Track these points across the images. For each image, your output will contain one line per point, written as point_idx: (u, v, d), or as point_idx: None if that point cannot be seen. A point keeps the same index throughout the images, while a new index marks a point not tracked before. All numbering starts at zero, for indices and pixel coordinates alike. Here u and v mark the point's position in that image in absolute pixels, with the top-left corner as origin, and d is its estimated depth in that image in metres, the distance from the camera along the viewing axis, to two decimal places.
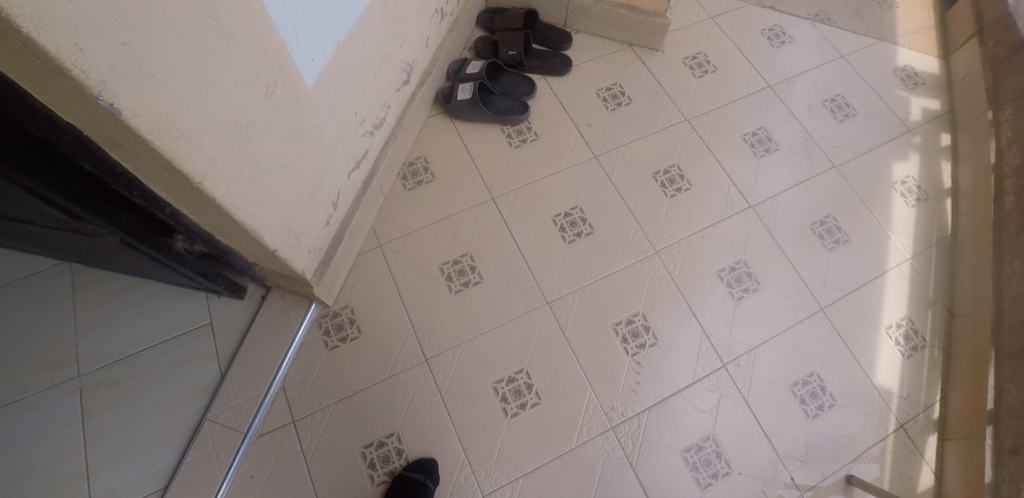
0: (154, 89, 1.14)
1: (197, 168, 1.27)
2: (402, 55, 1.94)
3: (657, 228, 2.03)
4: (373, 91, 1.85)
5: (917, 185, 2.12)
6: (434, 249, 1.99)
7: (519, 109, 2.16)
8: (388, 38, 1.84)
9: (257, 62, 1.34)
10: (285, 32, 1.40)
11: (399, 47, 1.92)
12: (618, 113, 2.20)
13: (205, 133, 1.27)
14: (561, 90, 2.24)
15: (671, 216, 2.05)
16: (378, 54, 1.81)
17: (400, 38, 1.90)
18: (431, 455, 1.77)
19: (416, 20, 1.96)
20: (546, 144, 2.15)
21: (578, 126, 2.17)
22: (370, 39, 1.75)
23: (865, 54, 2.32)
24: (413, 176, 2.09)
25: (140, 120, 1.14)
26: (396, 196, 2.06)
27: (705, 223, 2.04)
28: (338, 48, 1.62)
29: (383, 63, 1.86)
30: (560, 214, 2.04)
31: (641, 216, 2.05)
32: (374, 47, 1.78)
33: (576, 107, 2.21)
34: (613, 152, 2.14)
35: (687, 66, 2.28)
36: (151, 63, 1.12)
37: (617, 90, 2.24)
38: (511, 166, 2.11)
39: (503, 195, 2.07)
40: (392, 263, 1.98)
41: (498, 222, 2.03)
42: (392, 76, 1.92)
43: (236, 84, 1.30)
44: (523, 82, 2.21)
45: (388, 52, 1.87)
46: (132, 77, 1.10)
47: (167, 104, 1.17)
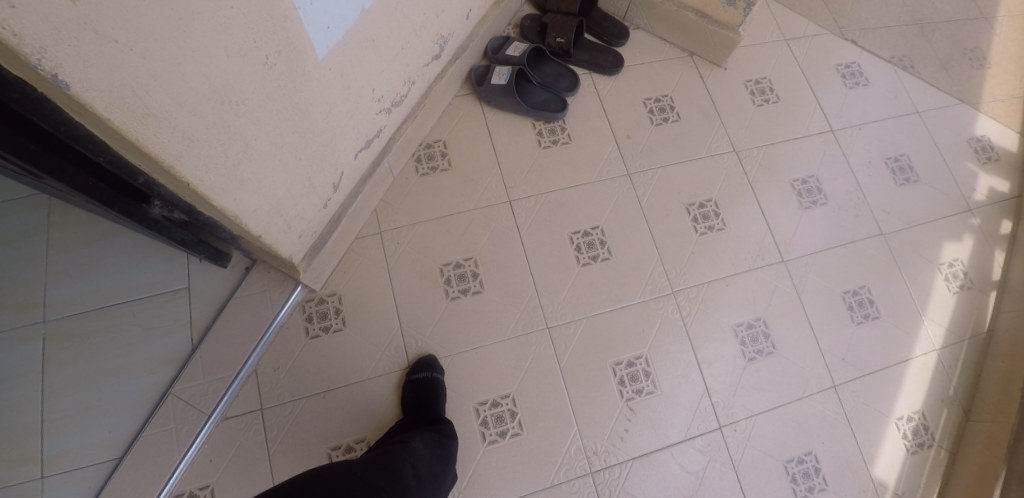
0: (113, 56, 0.93)
1: (168, 151, 1.08)
2: (437, 27, 1.72)
3: (680, 266, 1.87)
4: (397, 66, 1.64)
5: (964, 271, 1.97)
6: (437, 248, 1.84)
7: (556, 106, 1.96)
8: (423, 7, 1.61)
9: (259, 28, 1.12)
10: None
11: (434, 18, 1.69)
12: (662, 130, 2.00)
13: (181, 111, 1.06)
14: (605, 92, 2.03)
15: (696, 255, 1.88)
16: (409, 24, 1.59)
17: (437, 8, 1.67)
18: (432, 352, 1.75)
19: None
20: (579, 151, 1.95)
21: (617, 137, 1.98)
22: (403, 7, 1.52)
23: (942, 115, 2.12)
24: (428, 161, 1.92)
25: (93, 96, 0.94)
26: (406, 181, 1.90)
27: (734, 270, 1.88)
28: (362, 15, 1.38)
29: (413, 34, 1.63)
30: (578, 232, 1.87)
31: (664, 250, 1.88)
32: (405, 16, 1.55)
33: (618, 115, 2.01)
34: (650, 173, 1.96)
35: (748, 90, 2.07)
36: (112, 26, 0.90)
37: (666, 103, 2.03)
38: (535, 169, 1.93)
39: (521, 199, 1.90)
40: (390, 255, 1.83)
41: (510, 229, 1.87)
42: (421, 50, 1.71)
43: (228, 54, 1.08)
44: (566, 75, 2.00)
45: (422, 22, 1.64)
46: (85, 41, 0.89)
47: (131, 76, 0.96)
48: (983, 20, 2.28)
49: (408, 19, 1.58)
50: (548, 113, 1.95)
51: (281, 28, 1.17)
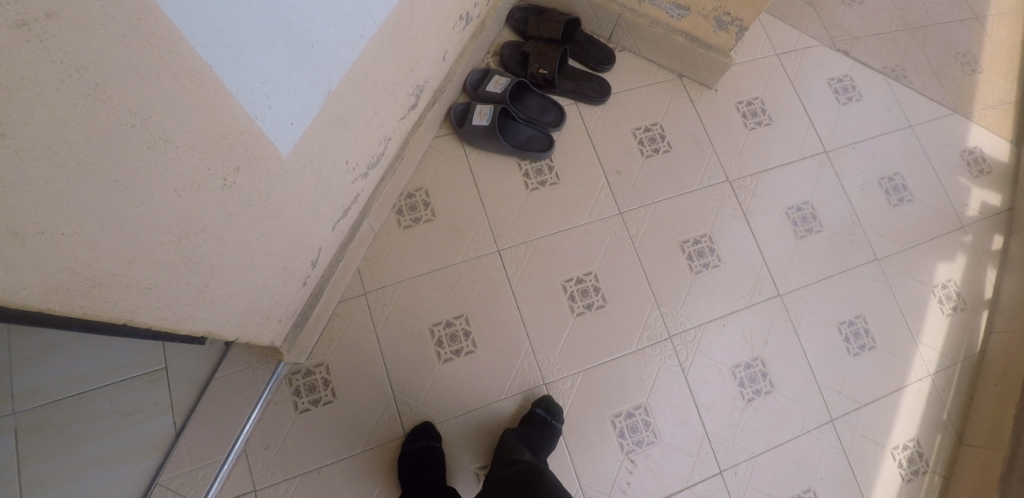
0: (40, 251, 0.82)
1: (124, 307, 0.99)
2: (411, 79, 1.61)
3: (675, 308, 1.80)
4: (370, 129, 1.52)
5: (957, 292, 1.91)
6: (426, 306, 1.76)
7: (542, 144, 1.86)
8: (394, 66, 1.49)
9: (209, 154, 1.01)
10: (255, 104, 1.06)
11: (406, 72, 1.56)
12: (653, 162, 1.92)
13: (133, 267, 0.96)
14: (593, 123, 1.93)
15: (692, 296, 1.82)
16: (381, 88, 1.48)
17: (408, 61, 1.55)
18: (428, 418, 1.69)
19: (432, 36, 1.61)
20: (567, 191, 1.88)
21: (606, 172, 1.90)
22: (372, 74, 1.41)
23: (936, 126, 2.06)
24: (411, 212, 1.83)
25: (30, 293, 0.84)
26: (390, 235, 1.81)
27: (732, 306, 1.82)
28: (325, 98, 1.27)
29: (386, 95, 1.52)
30: (571, 279, 1.80)
31: (659, 292, 1.81)
32: (375, 82, 1.44)
33: (604, 148, 1.92)
34: (642, 210, 1.88)
35: (740, 112, 1.98)
36: (36, 221, 0.79)
37: (656, 131, 1.95)
38: (524, 213, 1.85)
39: (510, 248, 1.82)
40: (377, 318, 1.75)
41: (501, 280, 1.79)
42: (396, 106, 1.60)
43: (178, 195, 0.98)
44: (551, 109, 1.90)
45: (394, 81, 1.52)
46: (4, 247, 0.78)
47: (67, 258, 0.85)
48: (974, 20, 2.21)
49: (379, 82, 1.46)
50: (534, 152, 1.85)
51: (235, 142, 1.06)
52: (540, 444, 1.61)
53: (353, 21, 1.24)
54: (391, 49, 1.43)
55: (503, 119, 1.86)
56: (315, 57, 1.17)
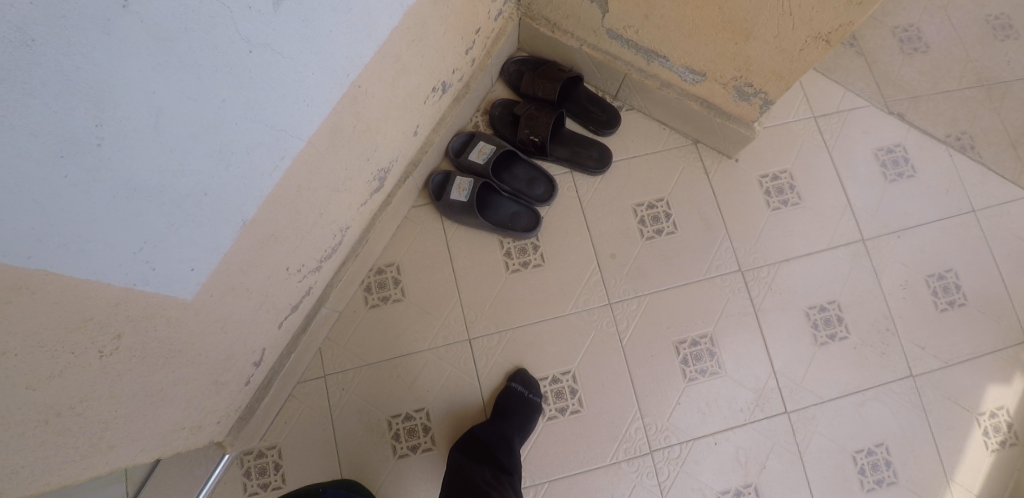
0: None
1: None
2: (372, 167, 1.41)
3: (662, 419, 1.65)
4: (319, 231, 1.36)
5: (1009, 422, 1.61)
6: (384, 395, 1.66)
7: (527, 222, 1.65)
8: (345, 166, 1.30)
9: (67, 339, 0.92)
10: (129, 272, 0.92)
11: (365, 163, 1.37)
12: (654, 246, 1.68)
13: None
14: (588, 197, 1.70)
15: (682, 408, 1.65)
16: (327, 192, 1.29)
17: (366, 153, 1.34)
18: None
19: (400, 120, 1.40)
20: (551, 276, 1.68)
21: (598, 256, 1.69)
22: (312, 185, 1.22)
23: (1005, 213, 1.68)
24: (378, 289, 1.69)
25: None
26: (355, 315, 1.69)
27: (725, 423, 1.64)
28: (238, 231, 1.10)
29: (336, 194, 1.33)
30: (546, 378, 1.66)
31: (644, 402, 1.66)
32: (321, 190, 1.27)
33: (598, 228, 1.69)
34: (634, 300, 1.67)
35: (763, 188, 1.70)
36: None
37: (661, 209, 1.70)
38: (502, 298, 1.68)
39: (482, 337, 1.67)
40: (334, 403, 1.66)
41: (468, 373, 1.66)
42: (354, 198, 1.41)
43: (28, 389, 0.90)
44: (539, 181, 1.67)
45: (347, 179, 1.33)
46: None
47: None
48: None
49: (325, 188, 1.28)
50: (516, 231, 1.64)
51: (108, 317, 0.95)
52: (514, 430, 1.58)
53: (272, 149, 1.03)
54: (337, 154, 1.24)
55: (483, 193, 1.65)
56: (213, 202, 0.98)
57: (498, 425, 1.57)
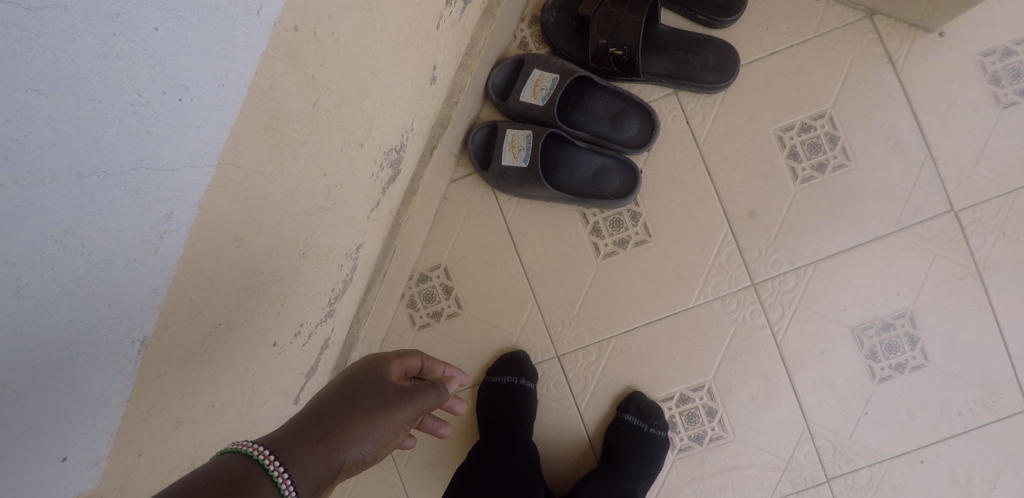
0: None
1: None
2: (383, 153, 0.82)
3: (840, 436, 1.17)
4: (314, 281, 0.81)
5: None
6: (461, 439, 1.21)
7: (619, 182, 1.08)
8: (334, 175, 0.72)
9: None
10: None
11: (372, 153, 0.79)
12: (817, 191, 1.10)
13: None
14: (705, 129, 1.11)
15: (870, 419, 1.16)
16: (307, 226, 0.72)
17: (367, 139, 0.75)
18: None
19: (411, 63, 0.79)
20: (665, 253, 1.12)
21: (731, 216, 1.11)
22: (270, 227, 0.65)
23: None
24: (426, 303, 1.17)
25: None
26: (400, 343, 1.17)
27: (935, 434, 1.14)
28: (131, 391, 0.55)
29: (328, 219, 0.76)
30: (672, 398, 1.16)
31: (812, 416, 1.16)
32: (294, 229, 0.70)
33: (725, 173, 1.11)
34: (796, 275, 1.12)
35: (989, 73, 1.07)
36: None
37: (822, 131, 1.09)
38: (599, 295, 1.13)
39: (575, 354, 1.15)
40: (397, 456, 1.21)
41: (563, 404, 1.17)
42: (363, 209, 0.86)
43: None
44: (630, 117, 1.09)
45: (340, 190, 0.75)
46: None
47: None
48: None
49: (305, 220, 0.71)
50: (605, 198, 1.07)
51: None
52: (632, 484, 1.12)
53: (126, 240, 0.45)
54: (312, 165, 0.66)
55: (548, 149, 1.10)
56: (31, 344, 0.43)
57: (607, 481, 1.11)
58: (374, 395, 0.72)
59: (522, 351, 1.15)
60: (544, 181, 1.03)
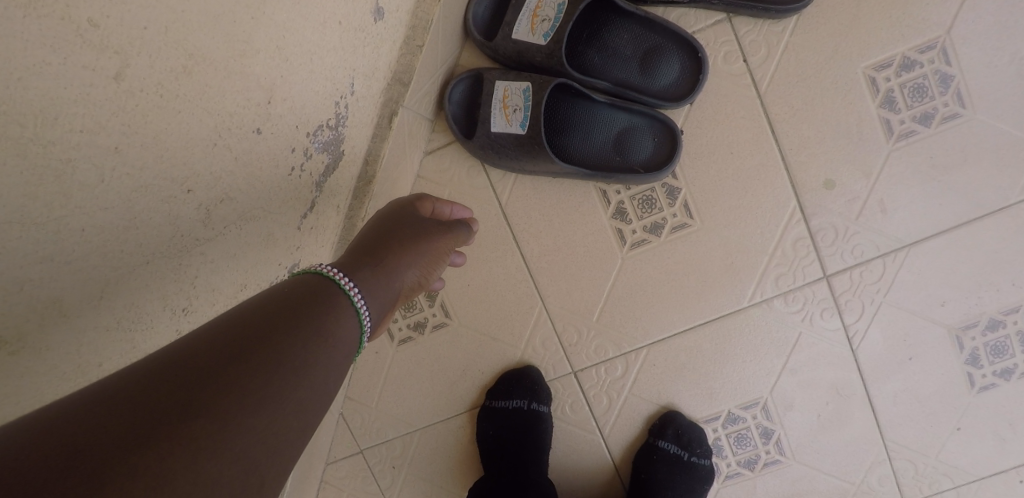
0: None
1: None
2: (308, 135, 0.57)
3: (927, 455, 0.92)
4: None
5: None
6: (462, 471, 0.95)
7: (652, 147, 0.79)
8: (206, 193, 0.47)
9: None
10: None
11: (284, 139, 0.54)
12: (920, 150, 0.82)
13: None
14: (769, 67, 0.81)
15: (965, 435, 0.91)
16: (173, 275, 0.48)
17: (268, 121, 0.51)
18: None
19: None
20: (714, 242, 0.84)
21: (802, 186, 0.83)
22: (82, 308, 0.40)
23: None
24: (406, 312, 0.91)
25: None
26: (377, 362, 0.93)
27: None
28: None
29: (217, 253, 0.52)
30: (719, 419, 0.91)
31: (891, 433, 0.92)
32: (148, 287, 0.45)
33: (795, 130, 0.82)
34: (885, 261, 0.85)
35: None
36: None
37: (933, 67, 0.80)
38: (627, 293, 0.86)
39: (597, 369, 0.89)
40: (386, 489, 0.96)
41: (583, 429, 0.92)
42: (289, 219, 0.61)
43: None
44: (667, 57, 0.79)
45: (228, 208, 0.51)
46: None
47: None
48: None
49: (169, 269, 0.47)
50: (633, 171, 0.79)
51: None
52: None
53: None
54: (153, 189, 0.42)
55: (553, 105, 0.80)
56: None
57: None
58: (409, 226, 0.67)
59: (533, 367, 0.89)
60: (550, 153, 0.75)
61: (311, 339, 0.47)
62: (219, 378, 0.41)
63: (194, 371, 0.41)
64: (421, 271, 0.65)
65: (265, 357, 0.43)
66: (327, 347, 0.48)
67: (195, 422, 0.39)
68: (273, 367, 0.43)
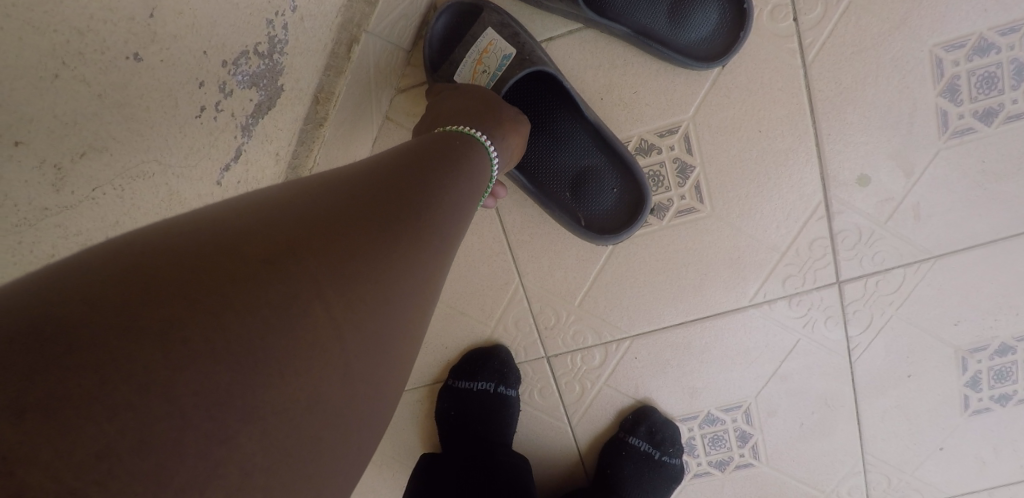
0: None
1: None
2: (225, 65, 0.45)
3: (904, 474, 0.83)
4: None
5: None
6: (414, 450, 0.85)
7: (606, 207, 0.72)
8: (52, 145, 0.35)
9: None
10: None
11: (181, 70, 0.41)
12: (977, 150, 0.70)
13: None
14: (819, 30, 0.68)
15: (948, 456, 0.82)
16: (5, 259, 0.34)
17: (152, 44, 0.39)
18: None
19: None
20: (725, 232, 0.74)
21: (834, 175, 0.71)
22: None
23: None
24: None
25: None
26: None
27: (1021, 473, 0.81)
28: None
29: (84, 225, 0.39)
30: (697, 418, 0.82)
31: (871, 447, 0.82)
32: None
33: (837, 111, 0.70)
34: (908, 270, 0.74)
35: None
36: None
37: (1012, 53, 0.67)
38: (618, 273, 0.77)
39: (572, 353, 0.80)
40: None
41: (548, 415, 0.82)
42: (204, 173, 0.47)
43: None
44: (702, 6, 0.66)
45: (97, 164, 0.38)
46: None
47: None
48: None
49: (4, 248, 0.34)
50: (574, 218, 0.72)
51: (80, 380, 0.28)
52: None
53: None
54: None
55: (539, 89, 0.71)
56: None
57: None
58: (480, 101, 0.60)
59: (502, 347, 0.79)
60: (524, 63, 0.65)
61: (470, 158, 0.51)
62: (423, 156, 0.47)
63: (403, 156, 0.45)
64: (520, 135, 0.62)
65: (440, 158, 0.48)
66: (460, 179, 0.47)
67: (400, 173, 0.43)
68: (451, 165, 0.48)
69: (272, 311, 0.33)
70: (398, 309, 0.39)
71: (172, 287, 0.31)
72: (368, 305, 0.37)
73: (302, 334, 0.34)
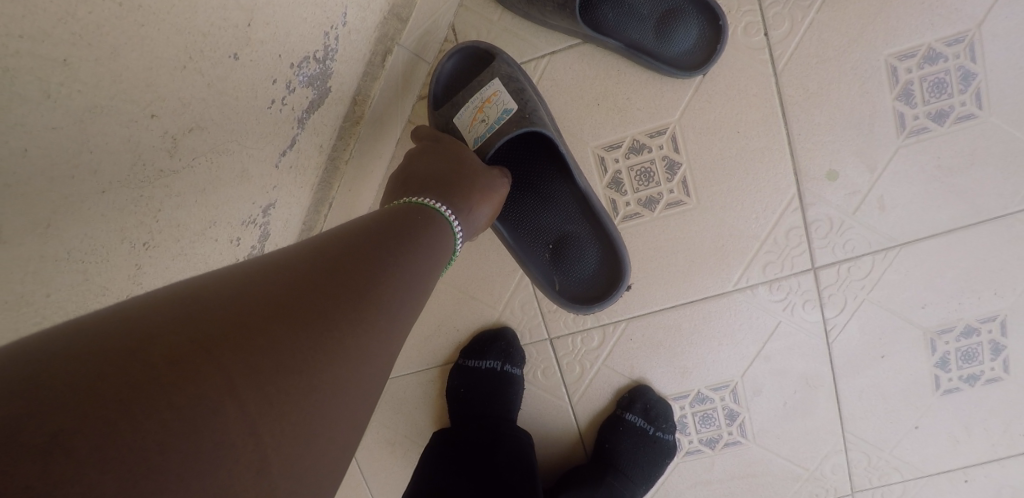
0: None
1: None
2: (292, 67, 0.54)
3: (882, 452, 0.89)
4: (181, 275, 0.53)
5: None
6: (428, 427, 0.92)
7: (584, 274, 0.82)
8: (174, 121, 0.45)
9: None
10: None
11: (263, 69, 0.51)
12: (931, 148, 0.79)
13: None
14: (789, 44, 0.77)
15: (921, 435, 0.88)
16: (130, 204, 0.44)
17: (246, 47, 0.48)
18: None
19: None
20: (709, 223, 0.83)
21: (805, 171, 0.80)
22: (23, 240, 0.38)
23: None
24: None
25: None
26: None
27: (987, 454, 0.87)
28: None
29: (184, 188, 0.48)
30: (687, 397, 0.90)
31: (851, 426, 0.89)
32: (101, 218, 0.42)
33: (807, 115, 0.79)
34: (876, 257, 0.83)
35: None
36: None
37: (958, 62, 0.76)
38: None
39: (574, 334, 0.88)
40: None
41: (552, 394, 0.90)
42: (267, 156, 0.56)
43: None
44: (684, 22, 0.76)
45: (199, 139, 0.48)
46: None
47: None
48: None
49: (130, 199, 0.44)
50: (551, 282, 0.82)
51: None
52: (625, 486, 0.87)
53: None
54: (116, 110, 0.40)
55: (537, 149, 0.80)
56: None
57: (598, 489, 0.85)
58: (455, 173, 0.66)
59: (508, 329, 0.88)
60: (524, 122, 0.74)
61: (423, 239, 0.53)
62: (373, 242, 0.48)
63: (353, 242, 0.47)
64: (488, 204, 0.68)
65: (392, 242, 0.50)
66: (408, 257, 0.49)
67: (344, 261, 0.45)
68: (402, 250, 0.50)
69: (179, 412, 0.34)
70: (332, 399, 0.40)
71: (70, 392, 0.32)
72: (291, 398, 0.38)
73: (210, 434, 0.35)
